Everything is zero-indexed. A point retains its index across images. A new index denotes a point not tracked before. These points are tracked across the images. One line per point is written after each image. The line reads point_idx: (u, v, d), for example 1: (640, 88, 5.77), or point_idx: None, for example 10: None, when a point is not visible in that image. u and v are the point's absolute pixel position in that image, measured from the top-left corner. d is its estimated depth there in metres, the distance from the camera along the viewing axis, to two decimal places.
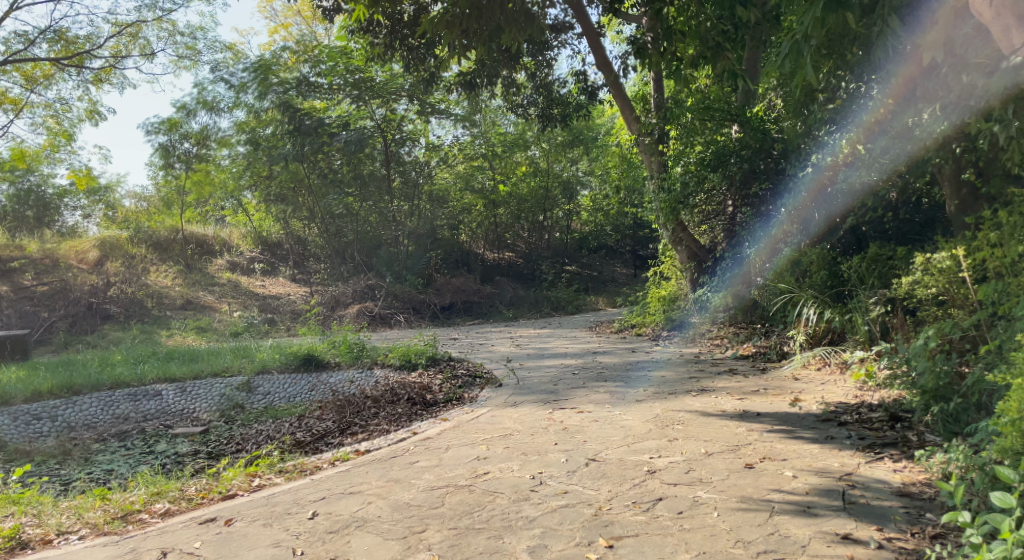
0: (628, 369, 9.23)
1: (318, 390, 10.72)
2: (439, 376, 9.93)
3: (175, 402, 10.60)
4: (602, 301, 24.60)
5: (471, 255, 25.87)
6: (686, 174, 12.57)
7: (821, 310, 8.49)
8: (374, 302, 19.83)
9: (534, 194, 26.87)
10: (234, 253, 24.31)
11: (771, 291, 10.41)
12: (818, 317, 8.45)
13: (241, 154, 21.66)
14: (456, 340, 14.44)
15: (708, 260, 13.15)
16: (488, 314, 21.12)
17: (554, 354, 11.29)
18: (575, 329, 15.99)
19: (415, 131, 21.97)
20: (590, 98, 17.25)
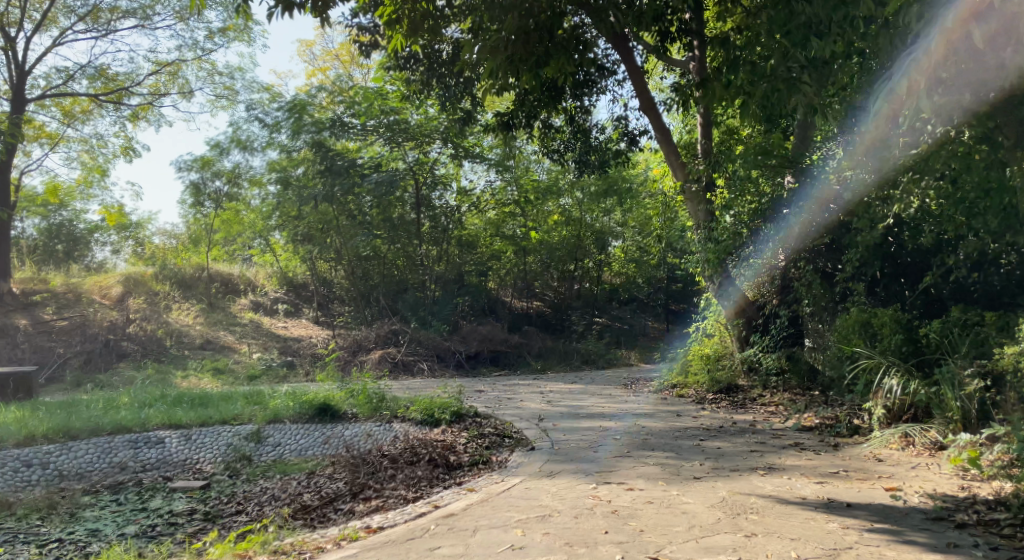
0: (676, 436, 8.27)
1: (333, 444, 9.85)
2: (464, 434, 9.01)
3: (177, 452, 9.80)
4: (636, 355, 23.56)
5: (500, 303, 25.06)
6: (738, 225, 11.70)
7: (904, 382, 7.54)
8: (397, 348, 18.99)
9: (566, 243, 26.17)
10: (258, 294, 23.75)
11: (837, 357, 9.47)
12: (901, 389, 7.50)
13: (272, 193, 21.07)
14: (483, 393, 13.54)
15: (758, 318, 12.13)
16: (516, 366, 20.17)
17: (590, 414, 10.35)
18: (609, 386, 15.02)
19: (448, 175, 21.37)
20: (630, 144, 16.65)
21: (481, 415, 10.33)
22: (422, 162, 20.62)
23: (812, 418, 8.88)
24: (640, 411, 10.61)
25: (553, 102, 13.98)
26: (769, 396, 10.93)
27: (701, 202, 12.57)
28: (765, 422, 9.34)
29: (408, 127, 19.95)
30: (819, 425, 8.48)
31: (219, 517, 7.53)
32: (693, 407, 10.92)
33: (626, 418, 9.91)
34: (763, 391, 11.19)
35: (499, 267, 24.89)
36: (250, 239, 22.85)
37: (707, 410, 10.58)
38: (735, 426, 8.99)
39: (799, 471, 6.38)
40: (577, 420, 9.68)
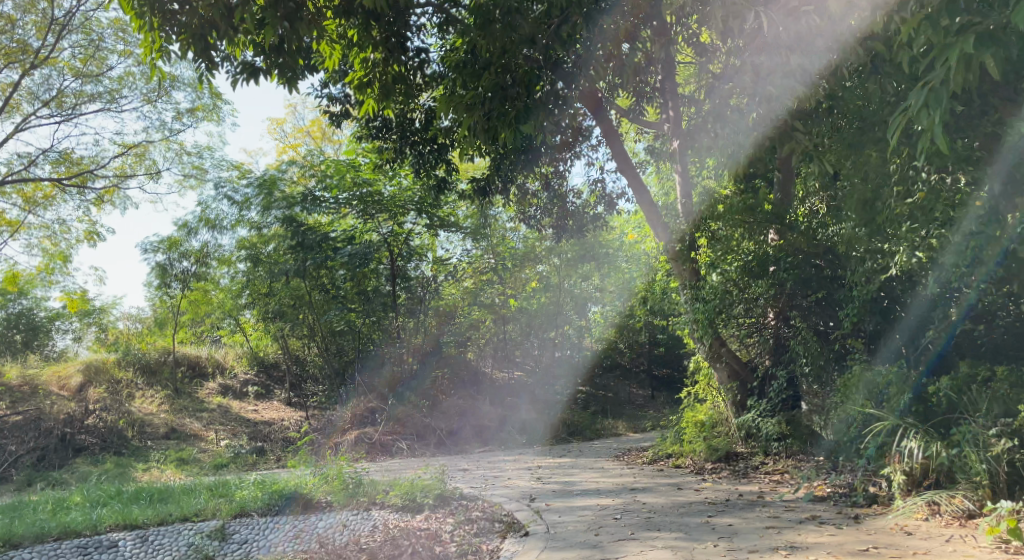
0: (679, 514, 7.67)
1: (304, 538, 9.02)
2: (450, 520, 8.25)
3: (132, 557, 8.97)
4: (622, 424, 22.88)
5: (479, 375, 24.41)
6: (726, 283, 11.34)
7: (927, 443, 7.04)
8: (374, 427, 18.20)
9: (545, 310, 25.80)
10: (227, 376, 22.92)
11: (843, 420, 9.17)
12: (923, 451, 7.00)
13: (241, 271, 20.40)
14: (466, 472, 12.83)
15: (753, 379, 11.88)
16: (499, 441, 19.41)
17: (584, 492, 9.71)
18: (599, 459, 14.39)
19: (423, 246, 20.99)
20: (607, 207, 16.40)
21: (467, 498, 9.65)
22: (395, 234, 20.14)
23: (823, 487, 8.58)
24: (635, 486, 10.00)
25: (529, 164, 13.84)
26: (771, 465, 10.59)
27: (685, 261, 12.22)
28: (773, 495, 8.79)
29: (380, 199, 19.62)
30: (832, 495, 8.12)
31: None
32: (693, 480, 10.36)
33: (621, 495, 9.29)
34: (765, 458, 10.91)
35: (478, 338, 24.32)
36: (219, 319, 22.12)
37: (708, 483, 10.00)
38: (741, 500, 8.41)
39: (824, 550, 5.88)
40: (571, 499, 9.04)
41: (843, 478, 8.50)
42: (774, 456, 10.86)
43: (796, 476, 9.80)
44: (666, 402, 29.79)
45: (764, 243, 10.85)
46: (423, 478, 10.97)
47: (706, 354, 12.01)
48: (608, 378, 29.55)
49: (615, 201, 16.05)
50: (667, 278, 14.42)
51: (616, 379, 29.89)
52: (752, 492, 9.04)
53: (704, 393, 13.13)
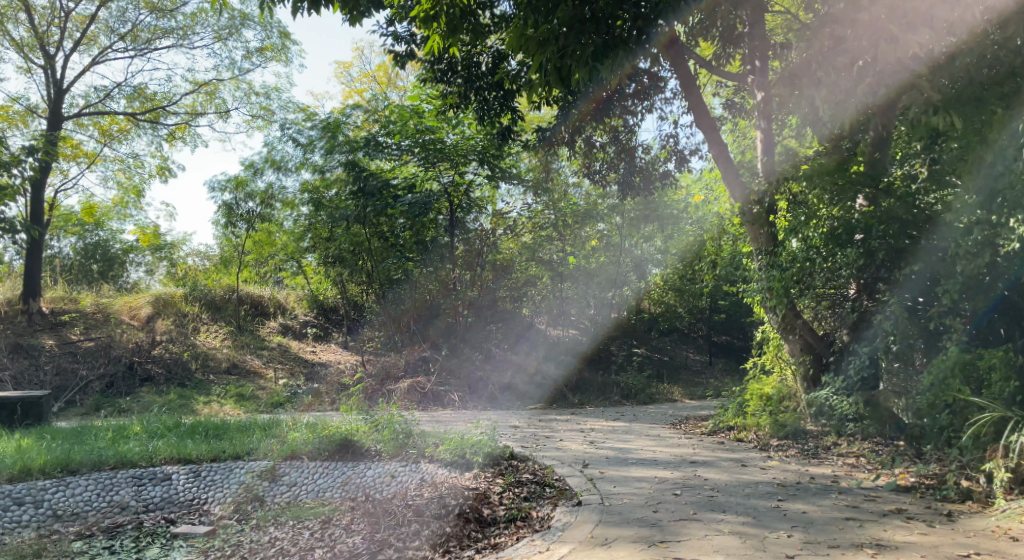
0: (744, 495, 7.14)
1: (350, 488, 8.65)
2: (499, 481, 7.86)
3: (184, 491, 8.79)
4: (678, 390, 22.29)
5: (535, 331, 24.03)
6: (808, 250, 10.47)
7: None
8: (427, 377, 17.97)
9: (605, 269, 25.18)
10: (288, 316, 23.06)
11: (934, 402, 8.69)
12: None
13: (304, 215, 20.36)
14: (519, 430, 12.45)
15: (827, 354, 11.30)
16: (553, 399, 18.98)
17: (641, 461, 9.20)
18: (656, 425, 13.86)
19: (483, 199, 20.52)
20: (678, 164, 15.49)
21: (519, 458, 9.24)
22: (455, 185, 19.37)
23: (907, 478, 8.06)
24: (697, 459, 9.44)
25: (599, 113, 13.05)
26: (844, 448, 9.99)
27: (762, 224, 11.37)
28: (848, 482, 8.14)
29: (443, 147, 18.88)
30: (919, 488, 7.60)
31: None
32: (759, 457, 9.78)
33: (681, 467, 8.74)
34: (838, 439, 10.31)
35: (535, 294, 23.82)
36: (281, 259, 22.11)
37: (776, 462, 9.38)
38: (813, 485, 7.79)
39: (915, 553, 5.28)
40: (627, 468, 8.55)
41: (931, 470, 8.03)
42: (847, 438, 10.27)
43: (874, 462, 9.11)
44: (723, 369, 29.07)
45: (850, 210, 10.03)
46: (473, 433, 10.61)
47: (778, 326, 11.56)
48: (665, 342, 28.96)
49: (688, 158, 15.14)
50: (739, 240, 13.62)
51: (673, 344, 29.21)
52: (825, 477, 8.43)
53: (772, 364, 12.50)
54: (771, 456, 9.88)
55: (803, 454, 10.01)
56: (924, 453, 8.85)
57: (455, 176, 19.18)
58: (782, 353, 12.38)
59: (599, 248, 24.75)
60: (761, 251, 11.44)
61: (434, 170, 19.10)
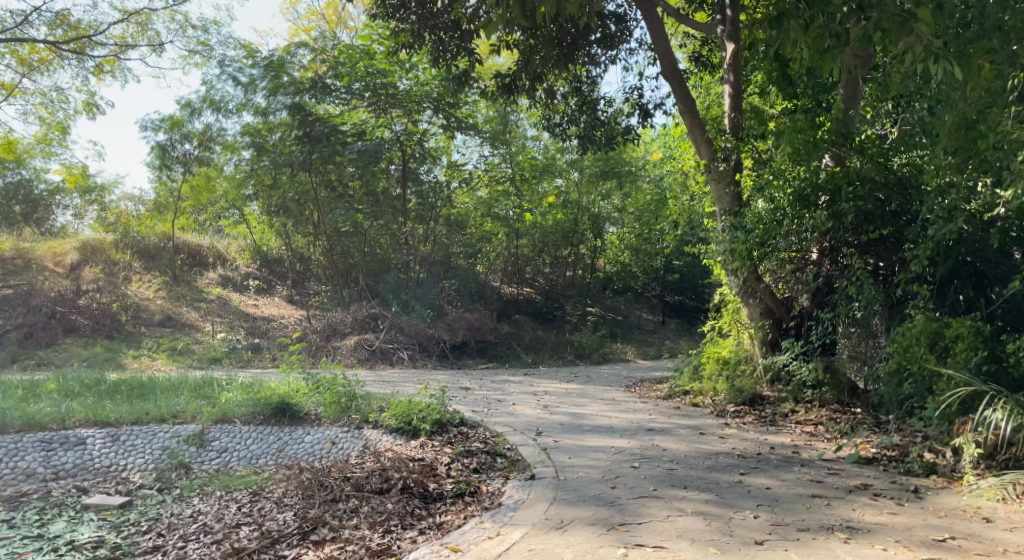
0: (707, 468, 6.75)
1: (284, 456, 8.14)
2: (446, 451, 7.34)
3: (99, 458, 8.12)
4: (631, 350, 22.08)
5: (488, 288, 23.52)
6: (775, 211, 9.92)
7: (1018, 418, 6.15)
8: (375, 334, 17.35)
9: (561, 226, 24.67)
10: (229, 267, 22.17)
11: (898, 370, 8.37)
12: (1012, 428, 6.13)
13: (246, 160, 19.17)
14: (469, 392, 11.96)
15: (786, 319, 11.05)
16: (505, 358, 18.50)
17: (596, 430, 8.75)
18: (610, 388, 13.50)
19: (437, 149, 19.72)
20: (641, 118, 14.90)
21: (468, 424, 8.70)
22: (409, 133, 18.89)
23: (868, 449, 7.74)
24: (654, 427, 9.04)
25: (563, 60, 12.21)
26: (802, 416, 9.69)
27: (728, 183, 10.91)
28: (810, 453, 7.78)
29: (395, 92, 18.07)
30: (881, 460, 7.29)
31: (126, 557, 5.61)
32: (716, 425, 9.43)
33: (639, 437, 8.31)
34: (796, 407, 10.02)
35: (489, 249, 23.24)
36: (222, 207, 21.00)
37: (734, 430, 9.02)
38: (776, 457, 7.42)
39: (893, 537, 4.88)
40: (582, 438, 8.09)
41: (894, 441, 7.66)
42: (805, 405, 10.00)
43: (835, 432, 8.81)
44: (676, 328, 29.08)
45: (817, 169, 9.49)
46: (420, 397, 10.05)
47: (739, 290, 11.19)
48: (619, 301, 28.54)
49: (652, 112, 14.54)
50: (701, 199, 13.17)
51: (627, 303, 28.96)
52: (786, 448, 8.07)
53: (729, 328, 12.17)
54: (729, 424, 9.53)
55: (761, 422, 9.69)
56: (885, 423, 8.58)
57: (409, 121, 18.65)
58: (741, 317, 12.05)
59: (555, 204, 24.22)
60: (726, 213, 10.97)
61: (386, 114, 18.31)
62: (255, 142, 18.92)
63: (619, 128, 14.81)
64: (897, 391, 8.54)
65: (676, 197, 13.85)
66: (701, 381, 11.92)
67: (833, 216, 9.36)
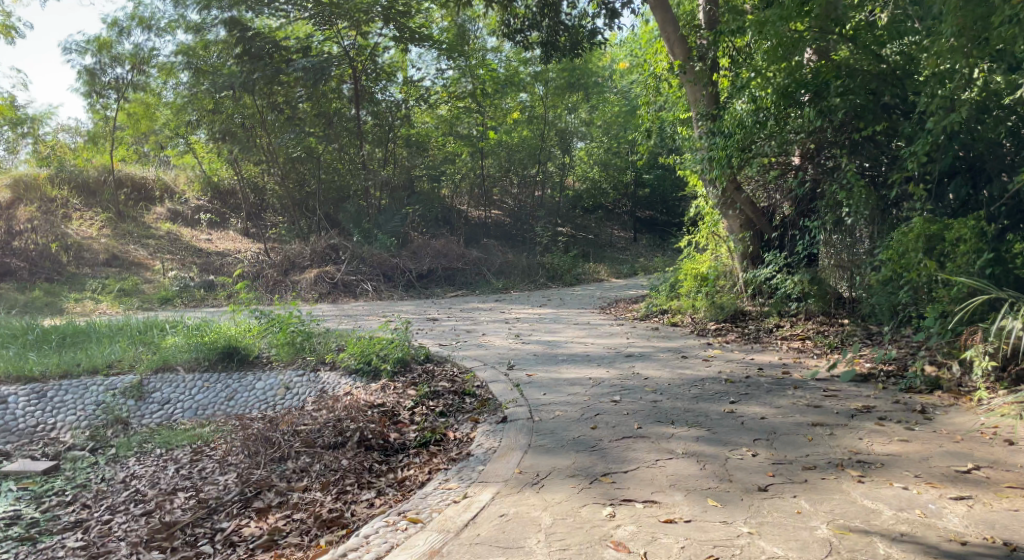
0: (695, 397, 6.19)
1: (234, 405, 7.45)
2: (410, 393, 6.67)
3: (25, 416, 7.39)
4: (604, 269, 21.49)
5: (454, 213, 22.70)
6: (757, 112, 9.28)
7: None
8: (337, 266, 16.53)
9: (526, 142, 23.67)
10: (177, 201, 21.36)
11: (893, 277, 7.76)
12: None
13: (184, 85, 17.92)
14: (437, 324, 11.32)
15: (767, 231, 10.49)
16: (474, 284, 17.82)
17: (571, 360, 8.11)
18: (584, 311, 12.91)
19: (390, 67, 18.64)
20: (609, 19, 13.85)
21: (432, 361, 8.00)
22: (361, 48, 17.76)
23: (862, 363, 7.17)
24: (634, 352, 8.43)
25: None
26: (787, 330, 9.04)
27: (705, 85, 10.26)
28: (801, 371, 7.15)
29: (341, 3, 16.79)
30: (878, 375, 6.74)
31: (43, 537, 4.96)
32: (698, 345, 8.81)
33: (618, 365, 7.69)
34: (780, 321, 9.40)
35: (453, 171, 22.29)
36: (166, 137, 19.71)
37: (718, 350, 8.41)
38: (767, 379, 6.81)
39: (909, 471, 4.30)
40: (559, 371, 7.50)
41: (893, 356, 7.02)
42: (789, 319, 9.38)
43: (823, 345, 8.16)
44: (647, 244, 28.66)
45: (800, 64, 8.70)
46: (381, 333, 9.33)
47: (716, 202, 10.62)
48: (590, 220, 28.44)
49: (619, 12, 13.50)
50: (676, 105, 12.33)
51: (598, 222, 28.74)
52: (774, 366, 7.43)
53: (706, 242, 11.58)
54: (712, 343, 8.90)
55: (745, 339, 9.07)
56: (879, 335, 8.01)
57: (357, 33, 17.45)
58: (719, 231, 11.45)
59: (520, 120, 23.25)
60: (701, 117, 10.32)
61: (331, 26, 17.13)
62: (195, 63, 17.59)
63: (586, 31, 13.76)
64: (891, 300, 7.91)
65: (648, 103, 12.98)
66: (679, 300, 11.34)
67: (821, 112, 8.64)
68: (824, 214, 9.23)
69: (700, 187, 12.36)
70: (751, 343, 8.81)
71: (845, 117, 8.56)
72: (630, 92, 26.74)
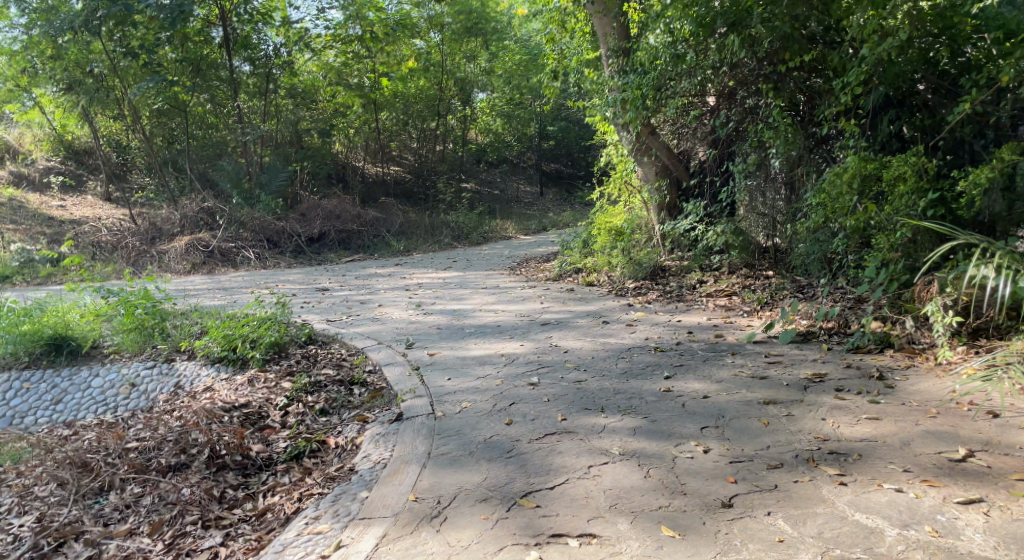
0: (624, 376, 5.23)
1: (59, 409, 6.57)
2: (285, 391, 5.62)
3: None
4: (511, 225, 20.60)
5: (348, 169, 21.94)
6: (675, 46, 8.35)
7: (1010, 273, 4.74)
8: (212, 233, 15.23)
9: (425, 91, 22.29)
10: (22, 163, 21.38)
11: (823, 222, 7.01)
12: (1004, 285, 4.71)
13: (21, 34, 16.04)
14: (328, 296, 10.23)
15: (684, 180, 9.79)
16: (372, 247, 16.61)
17: (479, 334, 7.11)
18: (492, 272, 11.98)
19: (266, 12, 17.50)
20: None
21: (309, 345, 6.91)
22: None
23: (801, 322, 6.19)
24: (550, 320, 7.51)
25: None
26: (712, 286, 8.13)
27: (616, 16, 9.60)
28: (738, 334, 6.16)
29: None
30: (821, 333, 5.82)
31: None
32: (619, 308, 7.89)
33: (533, 339, 6.73)
34: (704, 276, 8.47)
35: (343, 127, 21.27)
36: (8, 89, 17.59)
37: (641, 313, 7.48)
38: (701, 345, 5.91)
39: (894, 463, 3.50)
40: (466, 349, 6.47)
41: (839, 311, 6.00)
42: (713, 273, 8.52)
43: (752, 301, 7.26)
44: (554, 198, 28.03)
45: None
46: (255, 311, 8.14)
47: (631, 150, 9.76)
48: (495, 174, 27.68)
49: None
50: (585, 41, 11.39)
51: (503, 175, 27.99)
52: (705, 329, 6.50)
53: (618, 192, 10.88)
54: (632, 304, 8.01)
55: (668, 297, 8.11)
56: (814, 289, 7.06)
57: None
58: (632, 180, 10.70)
59: (416, 69, 21.75)
60: (613, 49, 9.62)
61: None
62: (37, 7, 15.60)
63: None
64: (826, 246, 7.10)
65: (554, 42, 11.99)
66: (594, 258, 10.42)
67: (745, 43, 7.75)
68: (746, 158, 8.42)
69: (612, 133, 11.51)
70: (674, 302, 7.90)
71: (773, 42, 7.49)
72: (531, 41, 25.77)
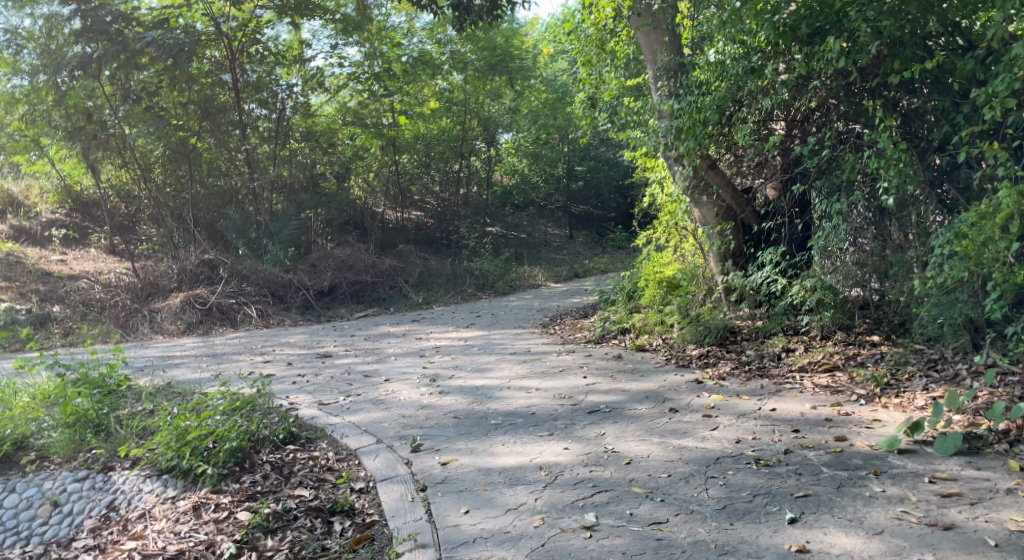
0: (727, 519, 3.52)
1: None
2: (236, 532, 4.00)
3: None
4: (540, 271, 19.08)
5: (367, 217, 20.91)
6: (747, 58, 6.72)
7: None
8: (212, 287, 13.94)
9: (448, 132, 21.21)
10: (26, 216, 20.42)
11: (962, 279, 5.33)
12: None
13: (22, 83, 15.20)
14: (329, 365, 8.65)
15: (752, 223, 8.15)
16: (388, 300, 15.16)
17: (509, 429, 5.41)
18: (521, 331, 10.37)
19: (287, 55, 17.03)
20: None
21: (287, 449, 5.33)
22: (239, 26, 15.98)
23: (955, 415, 4.50)
24: (599, 406, 5.82)
25: None
26: (803, 355, 6.39)
27: (667, 28, 8.08)
28: (869, 437, 4.42)
29: None
30: (995, 437, 4.13)
31: None
32: (686, 386, 6.18)
33: (580, 438, 5.01)
34: (789, 343, 6.72)
35: (360, 170, 20.10)
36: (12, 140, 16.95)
37: (717, 394, 5.75)
38: (823, 460, 4.15)
39: None
40: (491, 458, 4.74)
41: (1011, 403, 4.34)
42: (799, 339, 6.78)
43: (866, 380, 5.53)
44: (584, 241, 26.55)
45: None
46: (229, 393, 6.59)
47: (686, 186, 8.14)
48: (521, 218, 26.18)
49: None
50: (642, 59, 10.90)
51: (529, 219, 26.65)
52: (815, 424, 4.82)
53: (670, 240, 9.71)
54: (701, 380, 6.30)
55: (747, 369, 6.37)
56: (951, 365, 5.42)
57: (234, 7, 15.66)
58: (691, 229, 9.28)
59: (437, 109, 20.66)
60: (664, 65, 8.00)
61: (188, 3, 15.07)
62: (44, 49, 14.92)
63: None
64: (966, 308, 5.38)
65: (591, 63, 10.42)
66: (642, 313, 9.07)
67: (848, 49, 5.98)
68: (836, 194, 6.75)
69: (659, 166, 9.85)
70: (755, 376, 6.18)
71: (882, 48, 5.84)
72: (555, 80, 24.78)
